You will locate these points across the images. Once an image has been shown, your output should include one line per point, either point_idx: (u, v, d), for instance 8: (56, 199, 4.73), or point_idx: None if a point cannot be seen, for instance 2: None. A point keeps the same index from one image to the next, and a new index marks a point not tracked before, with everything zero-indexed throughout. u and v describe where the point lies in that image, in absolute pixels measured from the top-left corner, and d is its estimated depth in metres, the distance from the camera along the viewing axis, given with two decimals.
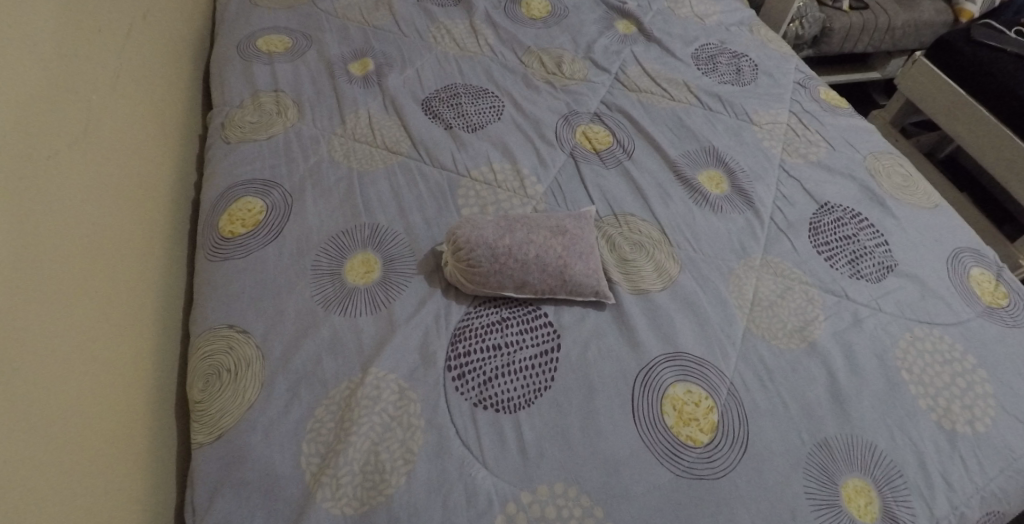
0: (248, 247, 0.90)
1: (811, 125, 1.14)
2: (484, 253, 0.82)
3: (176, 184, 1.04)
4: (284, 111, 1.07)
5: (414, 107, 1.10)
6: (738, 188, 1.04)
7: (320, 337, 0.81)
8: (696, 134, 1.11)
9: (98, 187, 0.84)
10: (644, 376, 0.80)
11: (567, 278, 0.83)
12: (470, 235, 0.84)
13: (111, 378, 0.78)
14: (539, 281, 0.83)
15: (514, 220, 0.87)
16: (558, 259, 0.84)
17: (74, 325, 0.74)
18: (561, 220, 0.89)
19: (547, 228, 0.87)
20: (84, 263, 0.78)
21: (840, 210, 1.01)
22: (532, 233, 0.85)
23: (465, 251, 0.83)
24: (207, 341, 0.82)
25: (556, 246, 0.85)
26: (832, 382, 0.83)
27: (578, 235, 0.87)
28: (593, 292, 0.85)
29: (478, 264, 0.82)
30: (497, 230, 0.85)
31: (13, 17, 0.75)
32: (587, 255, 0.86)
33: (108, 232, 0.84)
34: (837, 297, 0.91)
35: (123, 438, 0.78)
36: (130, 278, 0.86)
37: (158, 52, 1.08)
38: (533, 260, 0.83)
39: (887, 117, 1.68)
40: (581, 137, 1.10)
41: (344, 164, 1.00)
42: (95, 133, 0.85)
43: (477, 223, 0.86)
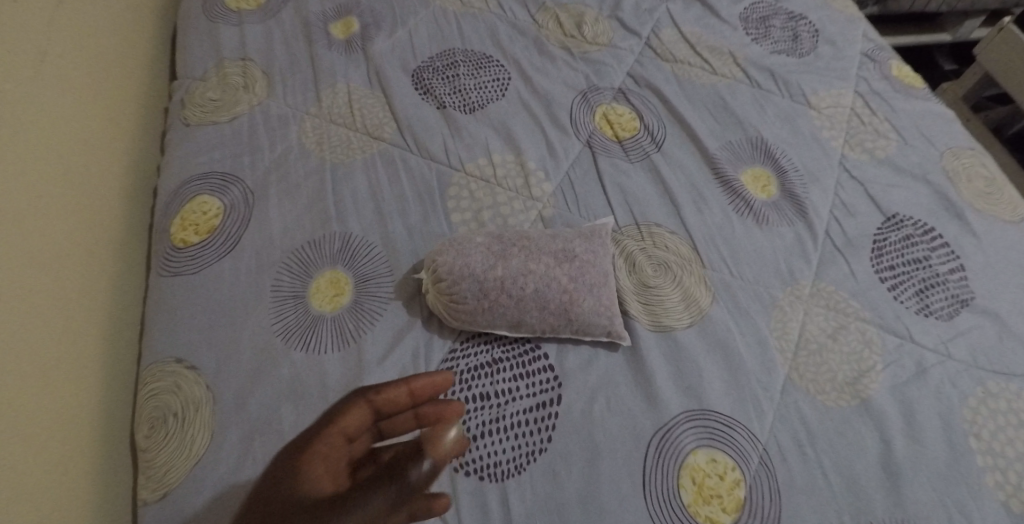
0: (200, 260, 0.76)
1: (880, 112, 0.94)
2: (472, 287, 0.69)
3: (130, 168, 0.90)
4: (252, 85, 0.91)
5: (404, 81, 0.93)
6: (789, 192, 0.87)
7: (279, 379, 0.69)
8: (740, 120, 0.93)
9: (40, 166, 0.72)
10: (659, 440, 0.67)
11: (572, 317, 0.70)
12: (455, 262, 0.70)
13: (56, 411, 0.67)
14: (538, 320, 0.70)
15: (511, 241, 0.73)
16: (562, 294, 0.70)
17: (10, 345, 0.63)
18: (568, 239, 0.75)
19: (550, 253, 0.73)
20: (18, 268, 0.66)
21: (909, 225, 0.84)
22: (531, 260, 0.71)
23: (447, 283, 0.70)
24: (152, 378, 0.71)
25: (560, 277, 0.71)
26: (885, 451, 0.69)
27: (588, 262, 0.73)
28: (604, 331, 0.72)
29: (464, 300, 0.69)
30: (489, 256, 0.71)
31: None
32: (597, 286, 0.72)
33: (45, 228, 0.71)
34: (900, 340, 0.76)
35: (75, 478, 0.67)
36: (74, 285, 0.74)
37: (107, 10, 0.92)
38: (531, 297, 0.69)
39: (959, 91, 1.44)
40: (600, 120, 0.93)
41: (316, 154, 0.85)
42: (31, 104, 0.73)
43: (465, 246, 0.72)
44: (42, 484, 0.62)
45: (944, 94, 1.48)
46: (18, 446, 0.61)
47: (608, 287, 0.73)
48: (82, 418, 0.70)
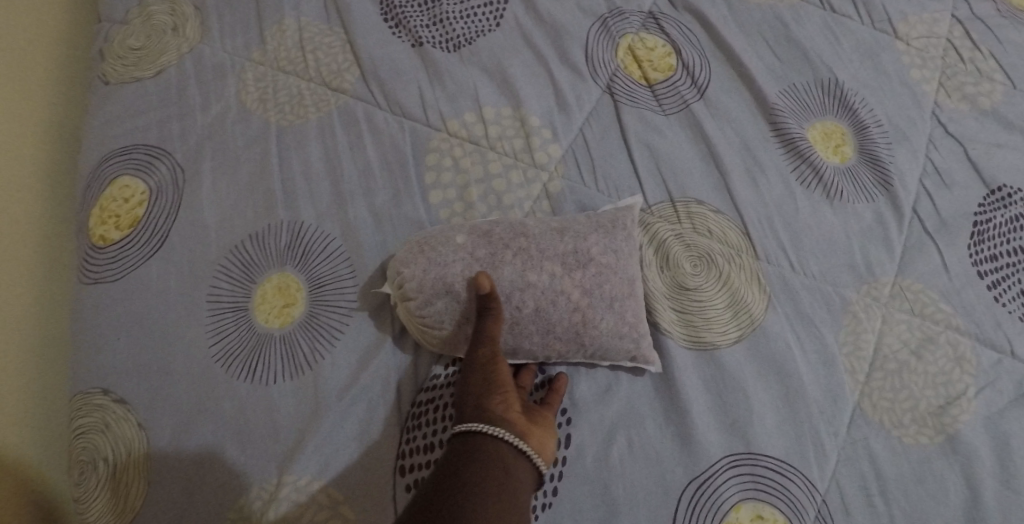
0: (123, 262, 0.61)
1: (983, 45, 0.73)
2: (449, 307, 0.55)
3: (56, 117, 0.70)
4: (181, 25, 0.72)
5: (370, 9, 0.72)
6: (867, 155, 0.68)
7: (221, 416, 0.56)
8: (807, 55, 0.72)
9: None
10: (694, 493, 0.55)
11: (585, 341, 0.56)
12: (427, 274, 0.55)
13: None
14: (540, 346, 0.56)
15: (503, 240, 0.57)
16: (572, 314, 0.55)
17: None
18: (581, 234, 0.58)
19: (556, 256, 0.56)
20: None
21: (1018, 202, 0.66)
22: (529, 269, 0.55)
23: (417, 302, 0.55)
24: (77, 411, 0.58)
25: (569, 290, 0.55)
26: (974, 502, 0.56)
27: (608, 270, 0.57)
28: (626, 356, 0.57)
29: (441, 323, 0.55)
30: (473, 265, 0.55)
31: None
32: (619, 299, 0.57)
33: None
34: (998, 356, 0.61)
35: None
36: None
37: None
38: (531, 318, 0.55)
39: None
40: (625, 57, 0.72)
41: (260, 116, 0.67)
42: None
43: (442, 250, 0.56)
44: None
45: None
46: None
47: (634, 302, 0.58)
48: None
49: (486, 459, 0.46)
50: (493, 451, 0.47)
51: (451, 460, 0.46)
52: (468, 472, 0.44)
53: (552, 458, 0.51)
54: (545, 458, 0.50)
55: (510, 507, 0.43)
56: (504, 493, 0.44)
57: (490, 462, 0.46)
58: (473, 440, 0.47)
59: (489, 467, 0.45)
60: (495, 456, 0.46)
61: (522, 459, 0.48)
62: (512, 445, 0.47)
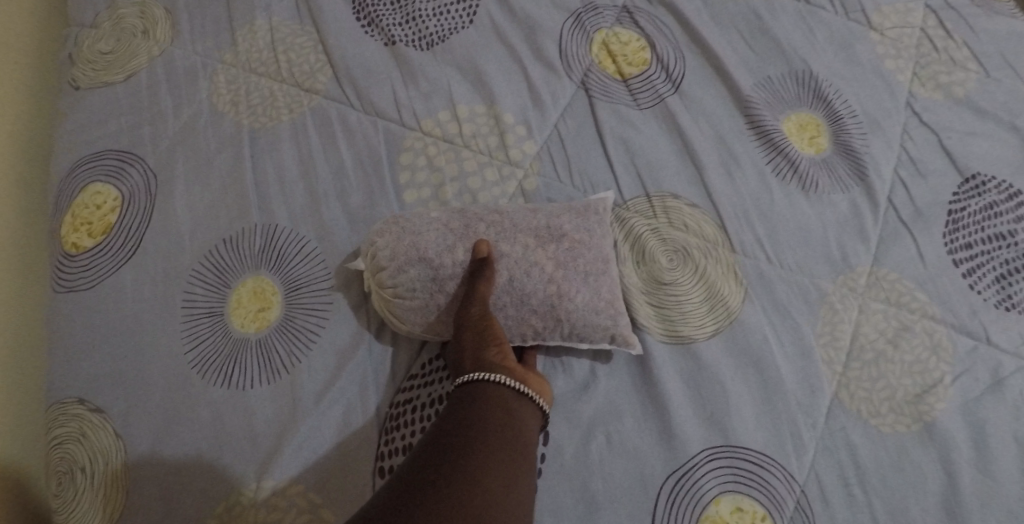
0: (95, 270, 0.61)
1: (957, 34, 0.73)
2: (422, 275, 0.55)
3: (28, 125, 0.69)
4: (151, 28, 0.71)
5: (342, 9, 0.72)
6: (843, 146, 0.68)
7: (197, 423, 0.56)
8: (782, 48, 0.72)
9: None
10: (674, 486, 0.55)
11: (561, 316, 0.56)
12: (401, 242, 0.56)
13: None
14: (516, 322, 0.56)
15: (477, 215, 0.58)
16: (547, 285, 0.56)
17: None
18: (554, 212, 0.59)
19: (529, 230, 0.58)
20: None
21: (992, 189, 0.66)
22: (503, 240, 0.57)
23: (389, 272, 0.56)
24: (52, 422, 0.58)
25: (543, 262, 0.56)
26: (952, 489, 0.56)
27: (582, 242, 0.58)
28: (604, 334, 0.57)
29: (413, 293, 0.56)
30: (447, 235, 0.56)
31: None
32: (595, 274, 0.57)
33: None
34: (974, 343, 0.61)
35: None
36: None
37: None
38: (505, 289, 0.55)
39: None
40: (599, 51, 0.72)
41: (233, 118, 0.66)
42: None
43: (417, 222, 0.57)
44: None
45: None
46: None
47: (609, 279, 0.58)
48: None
49: (490, 402, 0.48)
50: (495, 395, 0.49)
51: (455, 405, 0.48)
52: (475, 413, 0.47)
53: (549, 403, 0.54)
54: (545, 401, 0.53)
55: (520, 443, 0.46)
56: (513, 433, 0.47)
57: (494, 406, 0.48)
58: (476, 387, 0.49)
59: (494, 410, 0.48)
60: (499, 399, 0.49)
61: (524, 402, 0.51)
62: (514, 389, 0.50)
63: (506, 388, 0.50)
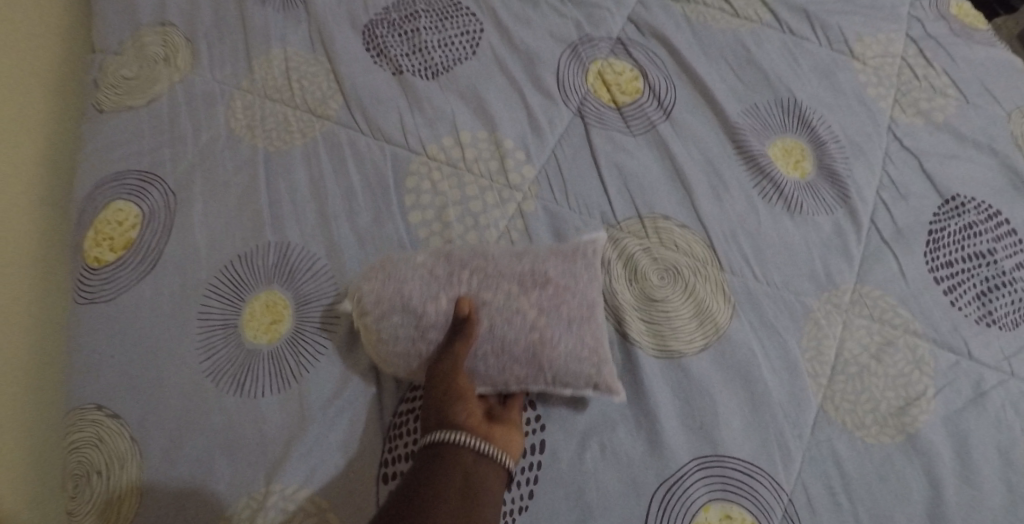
0: (117, 284, 0.64)
1: (936, 63, 0.77)
2: (404, 321, 0.58)
3: (54, 146, 0.74)
4: (173, 56, 0.75)
5: (354, 41, 0.77)
6: (827, 170, 0.72)
7: (211, 429, 0.58)
8: (768, 77, 0.76)
9: None
10: (664, 494, 0.57)
11: (544, 364, 0.57)
12: (385, 287, 0.59)
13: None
14: (498, 370, 0.57)
15: (462, 261, 0.60)
16: (529, 332, 0.57)
17: None
18: (540, 257, 0.61)
19: (514, 276, 0.59)
20: None
21: (971, 210, 0.69)
22: (486, 288, 0.59)
23: (373, 316, 0.58)
24: (71, 427, 0.60)
25: (525, 309, 0.58)
26: (936, 498, 0.58)
27: (565, 289, 0.59)
28: (586, 382, 0.58)
29: (396, 339, 0.58)
30: (431, 284, 0.59)
31: None
32: (578, 323, 0.58)
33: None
34: (955, 357, 0.63)
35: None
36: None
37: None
38: (485, 338, 0.57)
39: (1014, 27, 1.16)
40: (595, 81, 0.76)
41: (250, 142, 0.70)
42: None
43: (402, 268, 0.60)
44: None
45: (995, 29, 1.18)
46: None
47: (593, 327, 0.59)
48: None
49: (448, 463, 0.50)
50: (454, 455, 0.50)
51: (417, 465, 0.50)
52: (432, 477, 0.48)
53: (518, 457, 0.55)
54: (511, 458, 0.53)
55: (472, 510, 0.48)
56: (466, 499, 0.48)
57: (451, 468, 0.49)
58: (437, 448, 0.51)
59: (451, 473, 0.49)
60: (457, 461, 0.50)
61: (486, 461, 0.51)
62: (474, 450, 0.51)
63: (466, 448, 0.51)
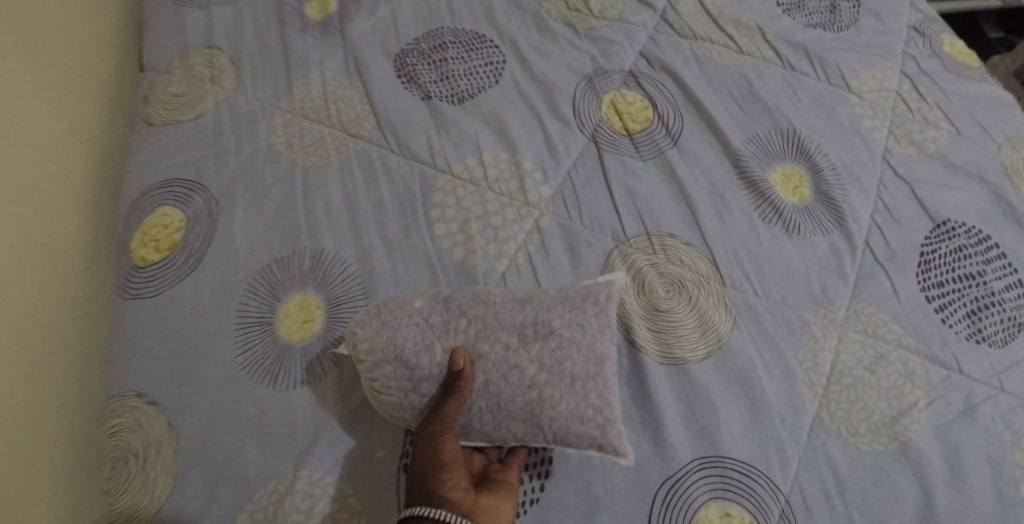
0: (160, 282, 0.69)
1: (930, 97, 0.83)
2: (398, 372, 0.59)
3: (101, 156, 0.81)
4: (219, 77, 0.82)
5: (387, 67, 0.83)
6: (824, 195, 0.76)
7: (243, 418, 0.63)
8: (769, 109, 0.82)
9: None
10: (667, 492, 0.60)
11: (543, 423, 0.58)
12: (379, 335, 0.60)
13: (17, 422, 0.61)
14: (494, 427, 0.58)
15: (460, 309, 0.61)
16: (527, 390, 0.58)
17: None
18: (545, 305, 0.62)
19: (514, 328, 0.60)
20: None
21: (961, 234, 0.73)
22: (483, 339, 0.59)
23: (368, 365, 0.60)
24: (111, 413, 0.65)
25: (524, 364, 0.59)
26: (927, 504, 0.61)
27: (569, 343, 0.60)
28: (589, 442, 0.59)
29: (388, 388, 0.59)
30: (426, 333, 0.60)
31: None
32: (582, 379, 0.59)
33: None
34: (946, 372, 0.67)
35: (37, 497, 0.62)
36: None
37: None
38: (480, 393, 0.58)
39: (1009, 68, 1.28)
40: (608, 110, 0.82)
41: (288, 156, 0.76)
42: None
43: (398, 314, 0.61)
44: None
45: (996, 67, 1.34)
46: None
47: (596, 382, 0.60)
48: (21, 469, 0.61)
49: None
50: None
51: None
52: None
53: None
54: None
55: None
56: None
57: None
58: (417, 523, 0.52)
59: None
60: None
61: None
62: None
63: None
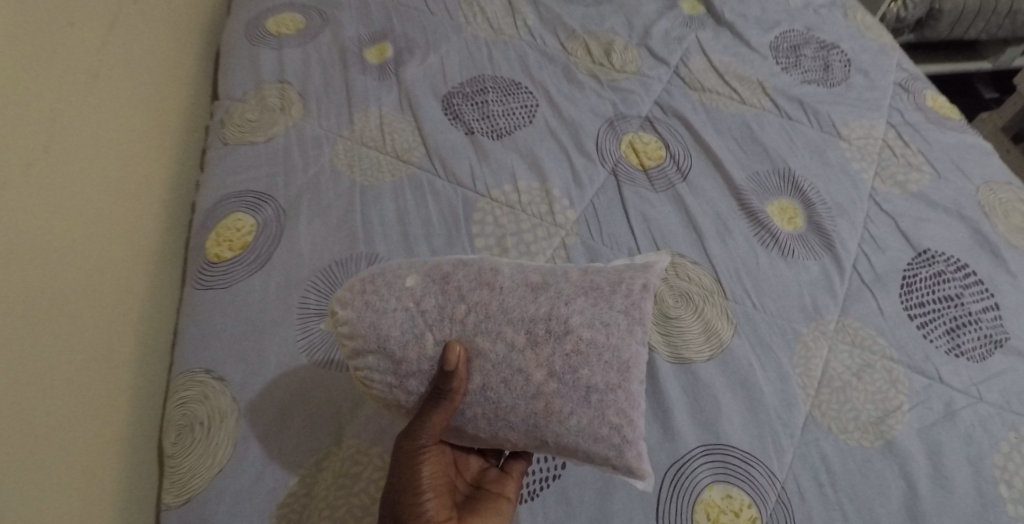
0: (232, 276, 0.79)
1: (913, 144, 0.93)
2: (383, 363, 0.61)
3: (174, 173, 0.95)
4: (288, 107, 0.95)
5: (435, 105, 0.96)
6: (816, 225, 0.86)
7: (301, 395, 0.71)
8: (768, 151, 0.93)
9: (98, 174, 0.79)
10: (674, 473, 0.67)
11: (545, 433, 0.59)
12: (365, 318, 0.61)
13: (101, 383, 0.73)
14: (494, 429, 0.60)
15: (458, 293, 0.60)
16: (533, 400, 0.58)
17: (71, 334, 0.70)
18: (565, 297, 0.60)
19: (520, 324, 0.59)
20: (79, 267, 0.73)
21: (941, 261, 0.82)
22: (485, 335, 0.59)
23: (353, 350, 0.61)
24: (182, 386, 0.73)
25: (530, 369, 0.58)
26: (911, 496, 0.67)
27: (588, 351, 0.59)
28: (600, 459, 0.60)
29: (372, 379, 0.61)
30: (416, 320, 0.60)
31: (29, 33, 0.72)
32: (600, 391, 0.59)
33: (25, 257, 0.66)
34: (928, 381, 0.74)
35: (110, 447, 0.72)
36: (84, 331, 0.72)
37: (149, 52, 0.94)
38: (478, 396, 0.59)
39: (998, 123, 1.41)
40: (626, 148, 0.93)
41: (348, 176, 0.87)
42: (91, 120, 0.79)
43: (387, 295, 0.61)
44: (82, 455, 0.68)
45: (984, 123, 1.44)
46: (72, 417, 0.68)
47: (618, 395, 0.59)
48: (101, 422, 0.72)
49: None
50: None
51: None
52: None
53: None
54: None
55: None
56: None
57: None
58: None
59: None
60: None
61: None
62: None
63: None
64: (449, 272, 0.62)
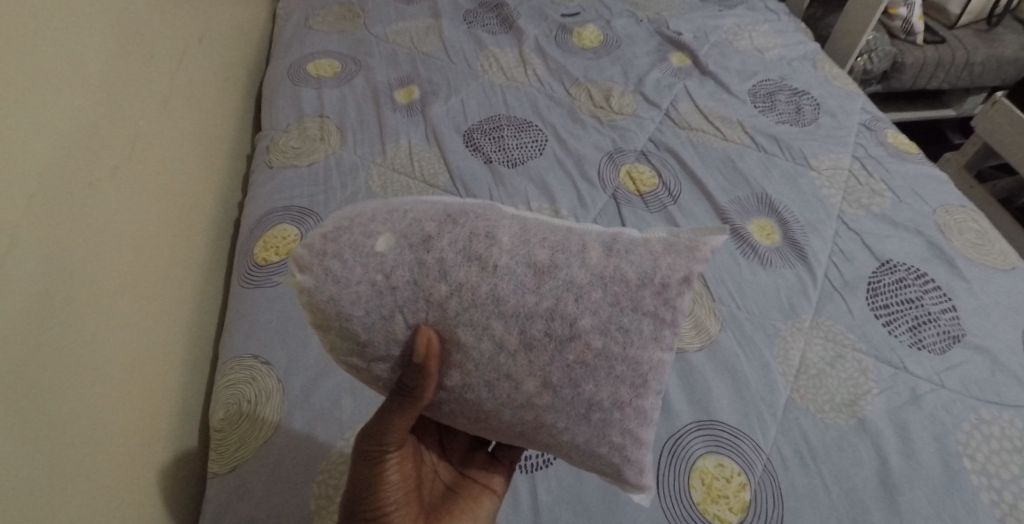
0: (279, 276, 0.90)
1: (876, 174, 1.06)
2: (353, 344, 0.61)
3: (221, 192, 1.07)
4: (326, 138, 1.08)
5: (455, 138, 1.09)
6: (791, 239, 0.97)
7: (340, 377, 0.81)
8: (748, 179, 1.05)
9: (163, 183, 0.91)
10: (671, 445, 0.76)
11: (535, 434, 0.63)
12: (335, 289, 0.59)
13: (158, 363, 0.82)
14: (482, 415, 0.63)
15: (433, 270, 0.58)
16: (523, 411, 0.61)
17: (135, 319, 0.79)
18: (577, 294, 0.58)
19: (502, 318, 0.58)
20: (144, 261, 0.83)
21: (903, 270, 0.93)
22: (473, 332, 0.58)
23: (325, 322, 0.61)
24: (231, 371, 0.82)
25: (521, 378, 0.59)
26: (883, 467, 0.75)
27: (593, 367, 0.59)
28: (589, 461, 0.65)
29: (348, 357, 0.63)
30: (384, 297, 0.59)
31: (120, 63, 0.85)
32: (603, 411, 0.60)
33: (105, 248, 0.77)
34: (894, 370, 0.83)
35: (162, 422, 0.81)
36: (145, 317, 0.82)
37: (190, 81, 1.03)
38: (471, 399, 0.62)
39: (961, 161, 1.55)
40: (624, 176, 1.06)
41: (381, 195, 0.99)
42: (161, 139, 0.92)
43: (359, 263, 0.59)
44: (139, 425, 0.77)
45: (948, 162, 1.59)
46: (134, 390, 0.77)
47: (624, 415, 0.61)
48: (156, 398, 0.80)
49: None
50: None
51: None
52: None
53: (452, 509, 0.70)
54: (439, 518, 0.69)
55: None
56: None
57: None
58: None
59: None
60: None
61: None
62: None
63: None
64: (430, 235, 0.59)
